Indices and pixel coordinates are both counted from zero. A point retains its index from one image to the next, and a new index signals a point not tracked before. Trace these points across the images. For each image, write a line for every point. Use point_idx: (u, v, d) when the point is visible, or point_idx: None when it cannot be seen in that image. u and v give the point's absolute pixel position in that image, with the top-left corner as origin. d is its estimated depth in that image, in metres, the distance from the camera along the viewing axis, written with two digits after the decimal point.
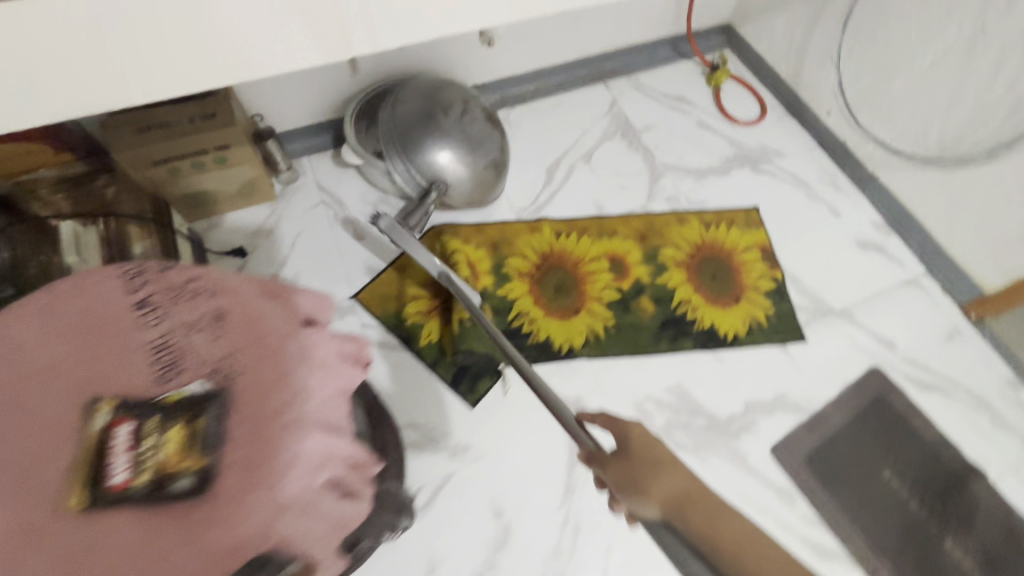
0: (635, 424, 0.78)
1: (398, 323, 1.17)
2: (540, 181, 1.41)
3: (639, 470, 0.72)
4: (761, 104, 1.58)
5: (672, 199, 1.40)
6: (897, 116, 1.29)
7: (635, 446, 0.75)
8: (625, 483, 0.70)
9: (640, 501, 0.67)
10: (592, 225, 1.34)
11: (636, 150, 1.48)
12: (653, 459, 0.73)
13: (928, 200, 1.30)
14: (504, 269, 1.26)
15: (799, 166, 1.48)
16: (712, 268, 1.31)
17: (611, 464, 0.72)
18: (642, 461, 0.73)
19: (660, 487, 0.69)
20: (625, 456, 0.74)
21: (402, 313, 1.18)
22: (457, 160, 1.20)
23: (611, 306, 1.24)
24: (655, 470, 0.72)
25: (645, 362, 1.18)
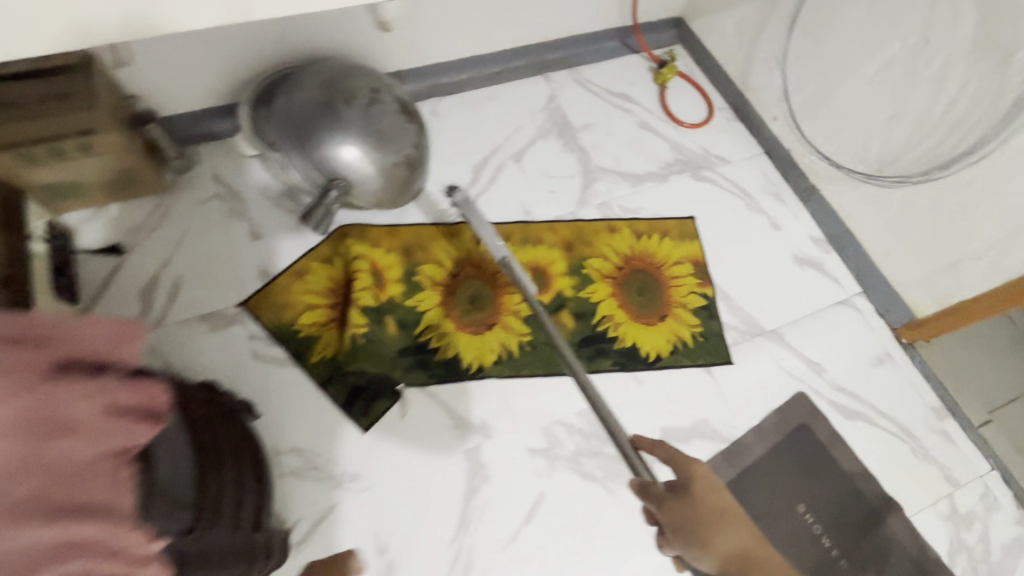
0: (699, 465, 0.84)
1: (290, 336, 1.07)
2: (464, 181, 1.30)
3: (702, 520, 0.79)
4: (708, 105, 1.49)
5: (604, 206, 1.31)
6: (840, 127, 1.22)
7: (700, 490, 0.82)
8: (683, 529, 0.79)
9: (701, 554, 0.78)
10: (517, 231, 1.25)
11: (572, 151, 1.39)
12: (713, 505, 0.81)
13: (867, 218, 1.24)
14: (415, 277, 1.16)
15: (742, 174, 1.41)
16: (640, 282, 1.23)
17: (672, 506, 0.80)
18: (705, 510, 0.80)
19: (719, 542, 0.79)
20: (691, 503, 0.81)
21: (296, 325, 1.08)
22: (361, 156, 1.08)
23: (528, 321, 1.15)
24: (716, 518, 0.80)
25: (560, 383, 1.10)
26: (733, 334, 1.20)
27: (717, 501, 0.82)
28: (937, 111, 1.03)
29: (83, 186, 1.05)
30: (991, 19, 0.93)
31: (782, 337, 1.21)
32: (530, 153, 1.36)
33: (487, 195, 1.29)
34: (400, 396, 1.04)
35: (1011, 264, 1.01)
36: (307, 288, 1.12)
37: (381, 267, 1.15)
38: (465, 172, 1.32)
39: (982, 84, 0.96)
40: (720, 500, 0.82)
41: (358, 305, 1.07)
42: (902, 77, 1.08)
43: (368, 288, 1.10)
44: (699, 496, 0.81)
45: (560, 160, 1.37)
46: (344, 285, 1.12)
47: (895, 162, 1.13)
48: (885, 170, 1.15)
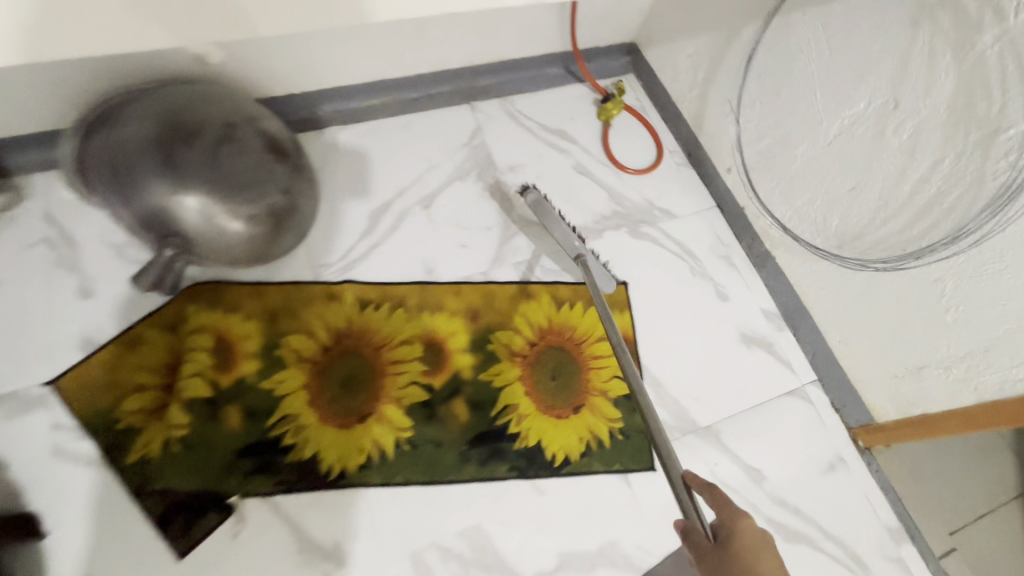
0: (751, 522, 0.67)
1: (104, 427, 0.86)
2: (358, 229, 1.10)
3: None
4: (657, 149, 1.31)
5: (522, 266, 1.12)
6: (799, 190, 1.03)
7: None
8: None
9: None
10: (411, 295, 1.04)
11: (494, 196, 1.19)
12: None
13: (824, 298, 1.06)
14: (278, 352, 0.96)
15: (690, 232, 1.22)
16: (556, 363, 1.04)
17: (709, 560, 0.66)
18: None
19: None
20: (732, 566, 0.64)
21: (114, 411, 0.87)
22: (204, 209, 0.87)
23: (413, 412, 0.95)
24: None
25: (440, 494, 0.90)
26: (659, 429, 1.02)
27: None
28: (905, 188, 0.85)
29: None
30: (975, 82, 0.75)
31: (719, 434, 1.03)
32: (442, 198, 1.16)
33: (379, 248, 1.08)
34: (235, 510, 0.84)
35: (984, 383, 0.83)
36: (137, 362, 0.90)
37: (237, 339, 0.95)
38: (361, 220, 1.11)
39: (959, 162, 0.78)
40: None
41: (192, 393, 0.90)
42: (869, 142, 0.89)
43: (210, 368, 0.92)
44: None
45: (478, 208, 1.17)
46: (186, 361, 0.92)
47: (857, 241, 0.94)
48: (846, 250, 0.96)
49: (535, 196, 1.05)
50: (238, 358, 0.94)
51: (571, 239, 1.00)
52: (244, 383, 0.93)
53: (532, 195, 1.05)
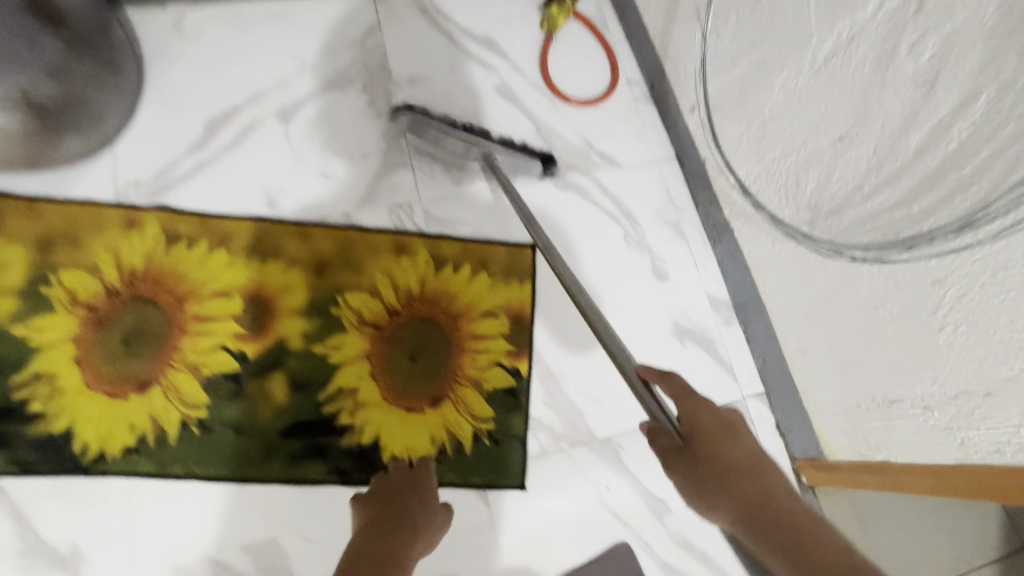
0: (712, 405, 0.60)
1: None
2: (188, 140, 0.84)
3: (708, 486, 0.56)
4: (611, 75, 1.00)
5: (399, 209, 0.85)
6: (771, 141, 0.74)
7: (707, 443, 0.58)
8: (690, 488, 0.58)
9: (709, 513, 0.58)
10: (240, 235, 0.80)
11: (382, 114, 0.91)
12: (712, 436, 0.59)
13: (782, 292, 0.79)
14: (42, 290, 0.73)
15: (633, 187, 0.94)
16: (420, 338, 0.80)
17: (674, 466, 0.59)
18: (713, 455, 0.57)
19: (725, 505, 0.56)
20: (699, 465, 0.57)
21: None
22: None
23: (213, 385, 0.73)
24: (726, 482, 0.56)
25: (230, 496, 0.71)
26: (541, 435, 0.80)
27: (734, 427, 0.60)
28: (910, 142, 0.56)
29: None
30: None
31: (619, 449, 0.81)
32: (310, 112, 0.89)
33: (211, 169, 0.83)
34: None
35: (971, 440, 0.58)
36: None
37: None
38: (193, 128, 0.84)
39: (999, 99, 0.48)
40: (731, 449, 0.58)
41: None
42: (871, 67, 0.59)
43: None
44: (706, 450, 0.57)
45: (356, 128, 0.89)
46: None
47: (836, 217, 0.66)
48: (818, 228, 0.69)
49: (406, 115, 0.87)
50: None
51: (467, 138, 0.84)
52: None
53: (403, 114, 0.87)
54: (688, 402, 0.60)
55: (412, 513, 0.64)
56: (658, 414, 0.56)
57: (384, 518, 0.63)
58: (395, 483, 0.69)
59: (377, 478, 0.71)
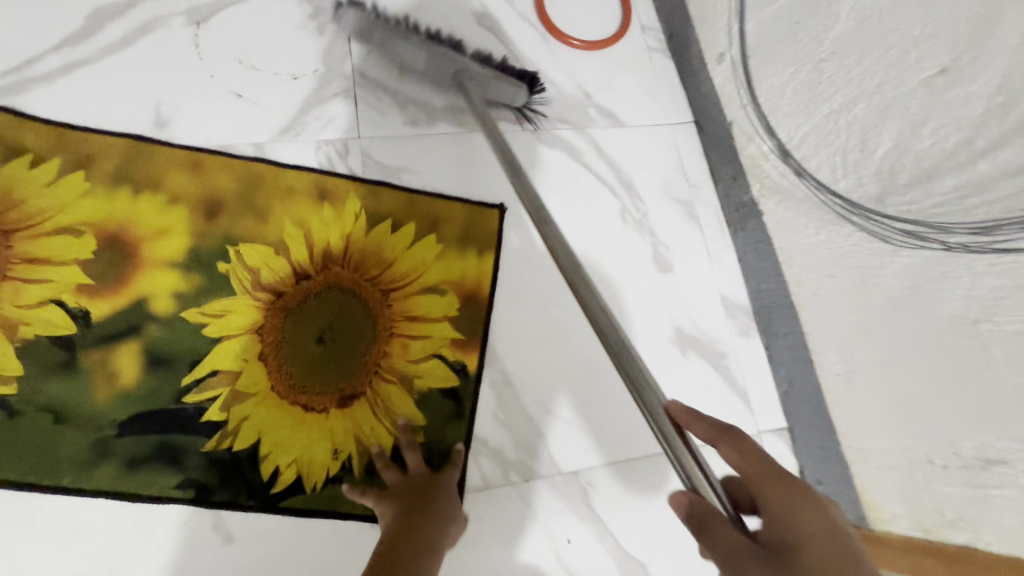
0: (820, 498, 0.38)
1: None
2: (57, 31, 0.63)
3: None
4: (622, 15, 0.80)
5: (331, 148, 0.66)
6: (833, 87, 0.54)
7: (812, 560, 0.35)
8: None
9: None
10: (106, 158, 0.60)
11: (324, 29, 0.71)
12: (821, 551, 0.36)
13: (826, 298, 0.59)
14: None
15: (638, 152, 0.74)
16: (335, 314, 0.59)
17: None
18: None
19: None
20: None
21: None
22: None
23: (34, 352, 0.53)
24: None
25: (27, 510, 0.51)
26: (483, 461, 0.59)
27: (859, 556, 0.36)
28: None
29: None
30: None
31: (589, 489, 0.61)
32: (230, 14, 0.69)
33: (83, 71, 0.63)
34: None
35: None
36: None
37: None
38: (68, 17, 0.64)
39: None
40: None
41: None
42: None
43: None
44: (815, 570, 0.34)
45: (287, 42, 0.69)
46: None
47: (924, 188, 0.46)
48: (893, 205, 0.49)
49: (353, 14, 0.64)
50: None
51: (430, 50, 0.63)
52: None
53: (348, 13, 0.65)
54: (766, 478, 0.39)
55: (446, 516, 0.54)
56: (698, 480, 0.38)
57: (421, 527, 0.52)
58: (416, 483, 0.55)
59: (392, 474, 0.56)
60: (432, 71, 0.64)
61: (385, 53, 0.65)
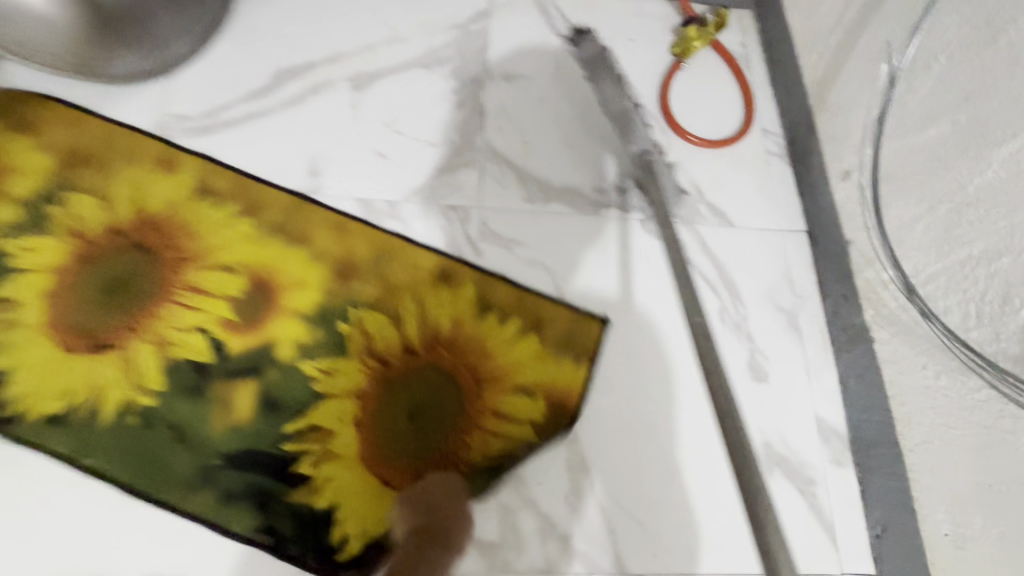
0: None
1: None
2: (250, 85, 0.75)
3: None
4: (746, 117, 0.82)
5: (454, 213, 0.71)
6: (973, 231, 0.53)
7: None
8: None
9: None
10: (266, 196, 0.69)
11: (465, 103, 0.78)
12: None
13: (937, 444, 0.57)
14: (47, 210, 0.64)
15: (745, 254, 0.74)
16: (435, 390, 0.63)
17: None
18: None
19: None
20: None
21: None
22: None
23: (177, 372, 0.61)
24: None
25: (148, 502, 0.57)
26: (550, 543, 0.60)
27: None
28: None
29: None
30: None
31: None
32: (388, 83, 0.78)
33: (262, 120, 0.73)
34: None
35: None
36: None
37: (20, 171, 0.66)
38: (260, 75, 0.76)
39: None
40: None
41: None
42: None
43: None
44: None
45: (431, 112, 0.77)
46: None
47: None
48: None
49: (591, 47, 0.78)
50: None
51: (634, 125, 0.72)
52: None
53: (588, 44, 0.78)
54: None
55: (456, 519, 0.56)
56: None
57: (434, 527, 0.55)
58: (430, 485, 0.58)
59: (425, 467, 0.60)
60: (627, 137, 0.73)
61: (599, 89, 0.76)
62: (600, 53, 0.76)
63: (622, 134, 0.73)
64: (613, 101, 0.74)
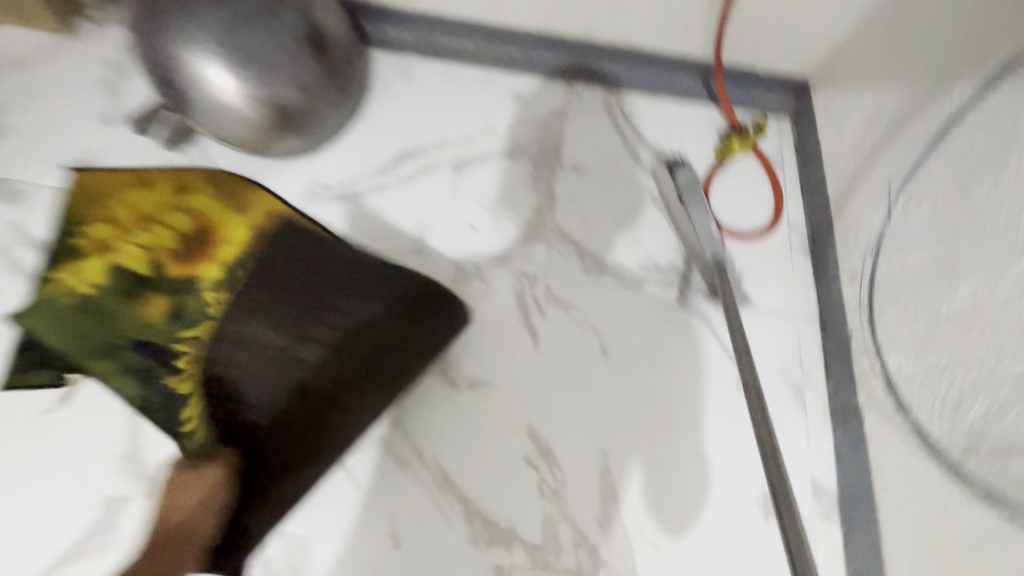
0: None
1: (68, 242, 0.86)
2: (377, 163, 0.97)
3: None
4: (775, 214, 0.97)
5: (525, 278, 0.90)
6: (941, 342, 0.67)
7: None
8: None
9: None
10: (385, 256, 0.90)
11: (541, 188, 0.97)
12: None
13: (908, 510, 0.70)
14: (245, 273, 0.87)
15: (764, 332, 0.88)
16: (501, 441, 0.80)
17: None
18: None
19: None
20: None
21: (86, 231, 0.87)
22: (227, 76, 0.82)
23: (265, 423, 0.79)
24: None
25: (286, 479, 0.75)
26: (582, 551, 0.76)
27: None
28: None
29: None
30: None
31: None
32: (481, 168, 0.98)
33: (384, 192, 0.95)
34: (69, 383, 0.78)
35: None
36: (134, 200, 0.90)
37: (232, 241, 0.89)
38: (385, 155, 0.97)
39: None
40: None
41: (158, 262, 0.86)
42: None
43: (186, 252, 0.88)
44: None
45: (514, 194, 0.96)
46: (162, 234, 0.88)
47: (1004, 459, 0.57)
48: (972, 459, 0.60)
49: (687, 172, 0.89)
50: (213, 257, 0.88)
51: (712, 234, 0.84)
52: (204, 285, 0.86)
53: (684, 170, 0.89)
54: None
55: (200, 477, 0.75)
56: None
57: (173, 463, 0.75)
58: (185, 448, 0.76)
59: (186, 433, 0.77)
60: (705, 244, 0.85)
61: (687, 208, 0.86)
62: (694, 180, 0.87)
63: (701, 242, 0.85)
64: (700, 219, 0.85)
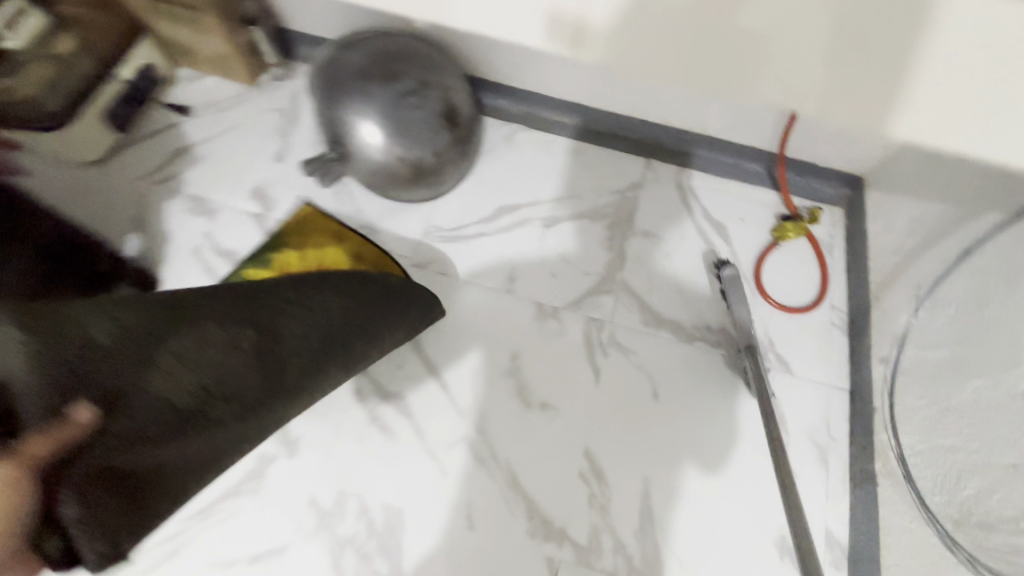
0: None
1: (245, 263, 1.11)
2: (481, 214, 1.18)
3: None
4: (819, 295, 1.11)
5: (594, 323, 1.08)
6: (948, 430, 0.79)
7: None
8: None
9: None
10: (481, 293, 1.10)
11: (614, 249, 1.15)
12: None
13: (906, 567, 0.83)
14: None
15: (797, 397, 1.02)
16: (561, 458, 0.97)
17: None
18: None
19: None
20: None
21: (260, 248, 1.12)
22: (385, 140, 1.04)
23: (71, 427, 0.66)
24: None
25: (392, 462, 0.95)
26: (619, 558, 0.92)
27: None
28: None
29: (191, 52, 1.21)
30: None
31: None
32: (566, 226, 1.17)
33: (485, 239, 1.15)
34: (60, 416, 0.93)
35: None
36: (304, 232, 1.14)
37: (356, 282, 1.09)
38: (488, 208, 1.18)
39: None
40: None
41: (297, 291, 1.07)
42: None
43: None
44: None
45: (591, 251, 1.14)
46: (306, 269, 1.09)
47: (985, 533, 0.70)
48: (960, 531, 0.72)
49: (730, 271, 1.03)
50: None
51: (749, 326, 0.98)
52: None
53: (728, 269, 1.03)
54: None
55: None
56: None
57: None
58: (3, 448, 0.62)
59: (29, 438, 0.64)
60: (742, 334, 0.99)
61: (731, 300, 1.01)
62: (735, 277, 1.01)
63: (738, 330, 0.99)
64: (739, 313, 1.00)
